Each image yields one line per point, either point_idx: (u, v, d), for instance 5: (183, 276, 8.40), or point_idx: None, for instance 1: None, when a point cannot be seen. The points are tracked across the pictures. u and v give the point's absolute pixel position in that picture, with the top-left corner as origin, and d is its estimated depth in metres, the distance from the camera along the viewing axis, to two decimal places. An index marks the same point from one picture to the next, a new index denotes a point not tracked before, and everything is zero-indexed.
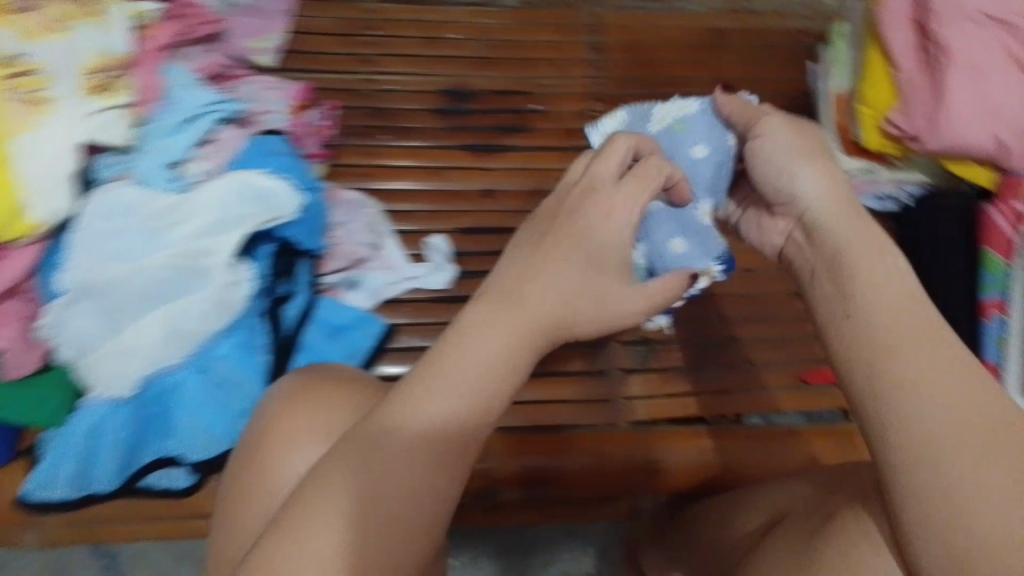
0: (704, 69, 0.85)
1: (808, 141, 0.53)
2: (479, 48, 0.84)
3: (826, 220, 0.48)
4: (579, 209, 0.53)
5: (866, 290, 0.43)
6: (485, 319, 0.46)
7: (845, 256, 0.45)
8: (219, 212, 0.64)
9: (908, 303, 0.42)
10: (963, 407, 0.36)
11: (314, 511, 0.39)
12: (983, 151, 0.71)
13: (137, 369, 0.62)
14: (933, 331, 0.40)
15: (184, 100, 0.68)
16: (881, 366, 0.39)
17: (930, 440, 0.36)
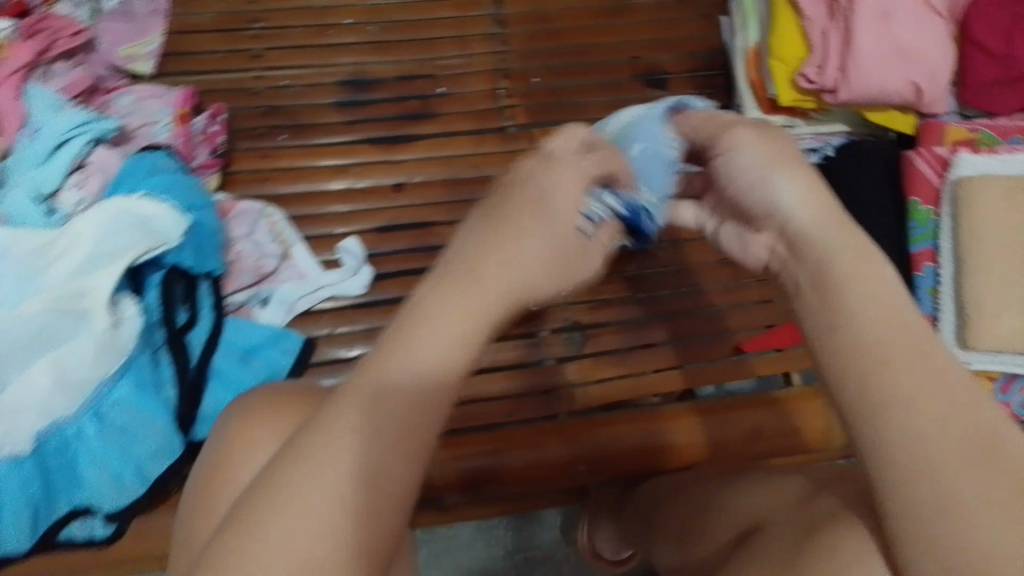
0: (614, 33, 0.81)
1: (776, 143, 0.42)
2: (374, 32, 0.78)
3: (819, 234, 0.39)
4: (523, 209, 0.38)
5: (849, 299, 0.36)
6: (446, 287, 0.35)
7: (834, 267, 0.37)
8: (94, 245, 0.58)
9: (899, 315, 0.36)
10: (965, 421, 0.32)
11: (275, 505, 0.30)
12: (901, 97, 0.70)
13: (29, 424, 0.56)
14: (926, 341, 0.35)
15: (49, 124, 0.62)
16: (873, 378, 0.34)
17: (938, 459, 0.31)
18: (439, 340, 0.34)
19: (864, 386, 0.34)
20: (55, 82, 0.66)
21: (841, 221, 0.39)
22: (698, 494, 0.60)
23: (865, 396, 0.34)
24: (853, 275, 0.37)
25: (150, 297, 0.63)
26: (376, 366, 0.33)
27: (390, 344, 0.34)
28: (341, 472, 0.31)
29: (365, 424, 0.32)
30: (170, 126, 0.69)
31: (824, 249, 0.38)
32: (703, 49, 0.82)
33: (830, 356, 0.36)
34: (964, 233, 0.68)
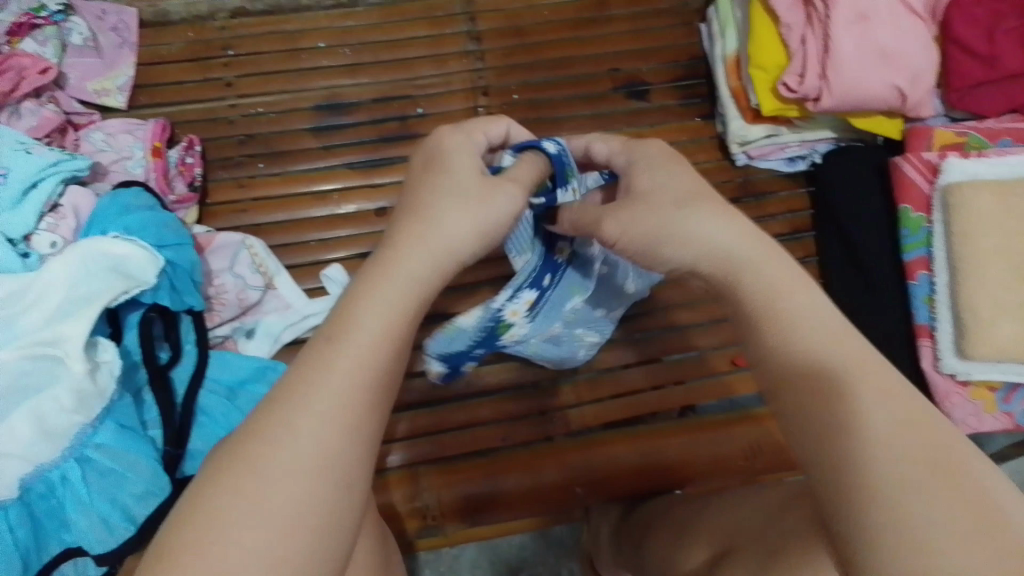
0: (592, 45, 0.80)
1: (667, 180, 0.45)
2: (348, 54, 0.76)
3: (737, 273, 0.41)
4: (435, 185, 0.44)
5: (782, 332, 0.38)
6: (366, 280, 0.41)
7: (754, 299, 0.40)
8: (68, 292, 0.57)
9: (841, 334, 0.37)
10: (905, 440, 0.32)
11: (221, 501, 0.31)
12: (886, 103, 0.68)
13: (14, 472, 0.55)
14: (871, 360, 0.36)
15: (17, 167, 0.60)
16: (818, 402, 0.35)
17: (872, 473, 0.32)
18: (368, 326, 0.38)
19: (804, 416, 0.36)
20: (23, 123, 0.66)
21: (757, 256, 0.41)
22: (682, 513, 0.59)
23: (803, 421, 0.36)
24: (777, 292, 0.40)
25: (130, 338, 0.62)
26: (302, 377, 0.36)
27: (331, 340, 0.38)
28: (285, 471, 0.33)
29: (308, 423, 0.34)
30: (145, 160, 0.68)
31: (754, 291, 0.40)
32: (684, 58, 0.80)
33: (773, 391, 0.38)
34: (956, 242, 0.66)
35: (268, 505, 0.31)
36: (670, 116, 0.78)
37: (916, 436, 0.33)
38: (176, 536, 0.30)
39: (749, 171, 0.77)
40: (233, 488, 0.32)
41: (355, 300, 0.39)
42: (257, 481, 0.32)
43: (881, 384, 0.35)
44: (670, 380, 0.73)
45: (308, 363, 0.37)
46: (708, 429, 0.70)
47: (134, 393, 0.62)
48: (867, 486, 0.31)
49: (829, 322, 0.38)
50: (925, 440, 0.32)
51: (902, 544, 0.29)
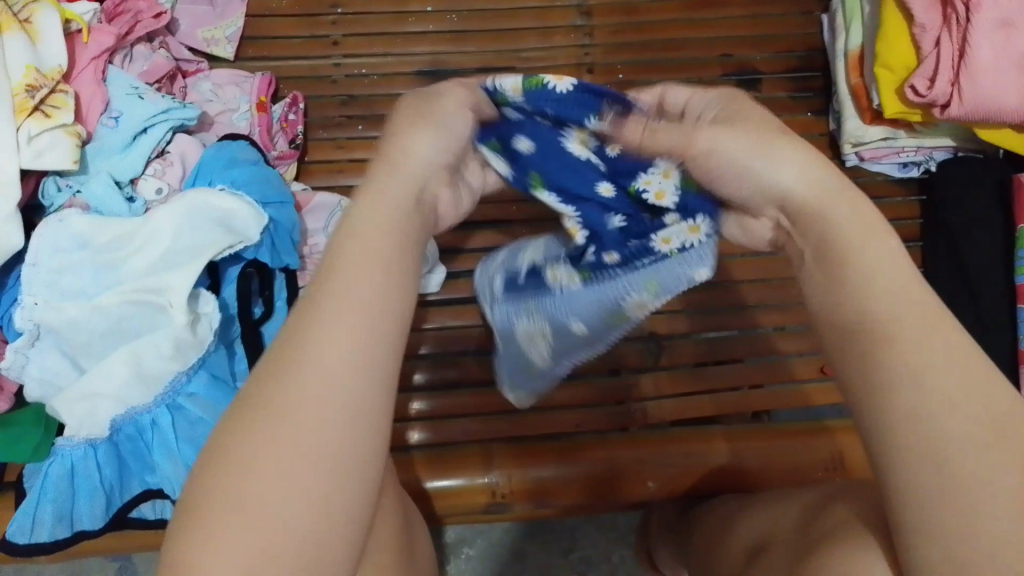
0: (705, 28, 0.77)
1: (759, 126, 0.38)
2: (455, 21, 0.75)
3: (817, 209, 0.36)
4: (446, 111, 0.39)
5: (853, 280, 0.34)
6: (358, 205, 0.36)
7: (832, 242, 0.35)
8: (174, 241, 0.57)
9: (910, 284, 0.34)
10: (964, 405, 0.31)
11: (250, 455, 0.29)
12: (1018, 116, 0.65)
13: (106, 410, 0.56)
14: (934, 316, 0.33)
15: (131, 111, 0.61)
16: (875, 357, 0.33)
17: (934, 443, 0.31)
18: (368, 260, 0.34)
19: (864, 372, 0.33)
20: (135, 66, 0.66)
21: (838, 198, 0.36)
22: (743, 510, 0.57)
23: (866, 378, 0.33)
24: (851, 242, 0.35)
25: (228, 292, 0.63)
26: (308, 319, 0.32)
27: (325, 274, 0.34)
28: (318, 421, 0.30)
29: (330, 357, 0.31)
30: (249, 114, 0.69)
31: (824, 239, 0.36)
32: (800, 49, 0.77)
33: (831, 342, 0.35)
34: None
35: (304, 451, 0.30)
36: (779, 107, 0.75)
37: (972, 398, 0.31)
38: (217, 499, 0.29)
39: (857, 173, 0.75)
40: (268, 439, 0.30)
41: (347, 234, 0.35)
42: (289, 429, 0.30)
43: (940, 341, 0.33)
44: (747, 383, 0.71)
45: (308, 310, 0.33)
46: (788, 437, 0.66)
47: (227, 345, 0.62)
48: (927, 453, 0.31)
49: (898, 262, 0.35)
50: (981, 401, 0.31)
51: (955, 520, 0.30)
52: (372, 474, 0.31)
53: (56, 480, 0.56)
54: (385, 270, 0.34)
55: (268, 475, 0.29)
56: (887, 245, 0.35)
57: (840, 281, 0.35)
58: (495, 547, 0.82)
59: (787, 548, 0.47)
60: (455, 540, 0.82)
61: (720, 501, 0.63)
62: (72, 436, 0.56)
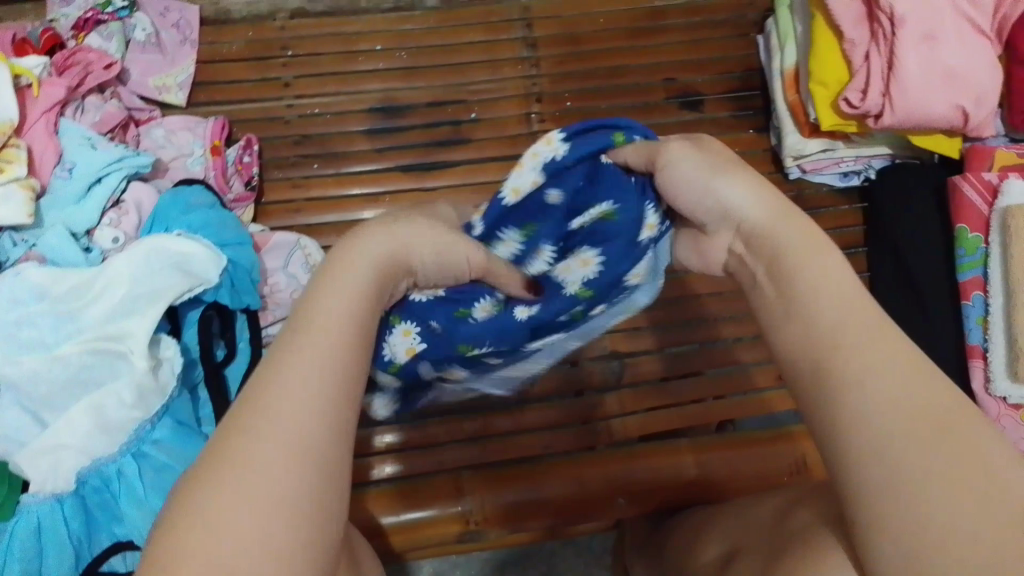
0: (647, 53, 0.79)
1: (709, 148, 0.43)
2: (404, 58, 0.77)
3: (765, 232, 0.39)
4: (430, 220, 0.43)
5: (809, 293, 0.36)
6: (326, 272, 0.37)
7: (782, 249, 0.38)
8: (130, 287, 0.58)
9: (858, 300, 0.35)
10: (912, 404, 0.31)
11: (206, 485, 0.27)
12: (948, 122, 0.68)
13: (70, 465, 0.56)
14: (877, 326, 0.34)
15: (84, 161, 0.62)
16: (827, 370, 0.33)
17: (884, 436, 0.30)
18: (327, 318, 0.34)
19: (815, 383, 0.34)
20: (88, 117, 0.66)
21: (791, 224, 0.39)
22: (712, 523, 0.58)
23: (819, 392, 0.33)
24: (791, 267, 0.37)
25: (189, 335, 0.63)
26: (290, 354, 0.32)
27: (293, 326, 0.34)
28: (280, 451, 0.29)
29: (281, 388, 0.31)
30: (204, 158, 0.70)
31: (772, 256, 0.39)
32: (740, 70, 0.80)
33: (789, 358, 0.36)
34: (1016, 263, 0.66)
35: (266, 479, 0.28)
36: (723, 127, 0.78)
37: (919, 397, 0.31)
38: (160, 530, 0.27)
39: (801, 184, 0.77)
40: (214, 467, 0.28)
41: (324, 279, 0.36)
42: (248, 459, 0.28)
43: (886, 345, 0.33)
44: (709, 395, 0.73)
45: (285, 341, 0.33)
46: (753, 445, 0.67)
47: (190, 390, 0.62)
48: (878, 450, 0.30)
49: (842, 273, 0.36)
50: (930, 403, 0.31)
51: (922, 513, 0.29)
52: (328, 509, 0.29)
53: (23, 539, 0.54)
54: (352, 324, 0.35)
55: (209, 503, 0.27)
56: (834, 261, 0.37)
57: (795, 289, 0.37)
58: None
59: (754, 557, 0.48)
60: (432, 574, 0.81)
61: (689, 514, 0.63)
62: (37, 492, 0.55)
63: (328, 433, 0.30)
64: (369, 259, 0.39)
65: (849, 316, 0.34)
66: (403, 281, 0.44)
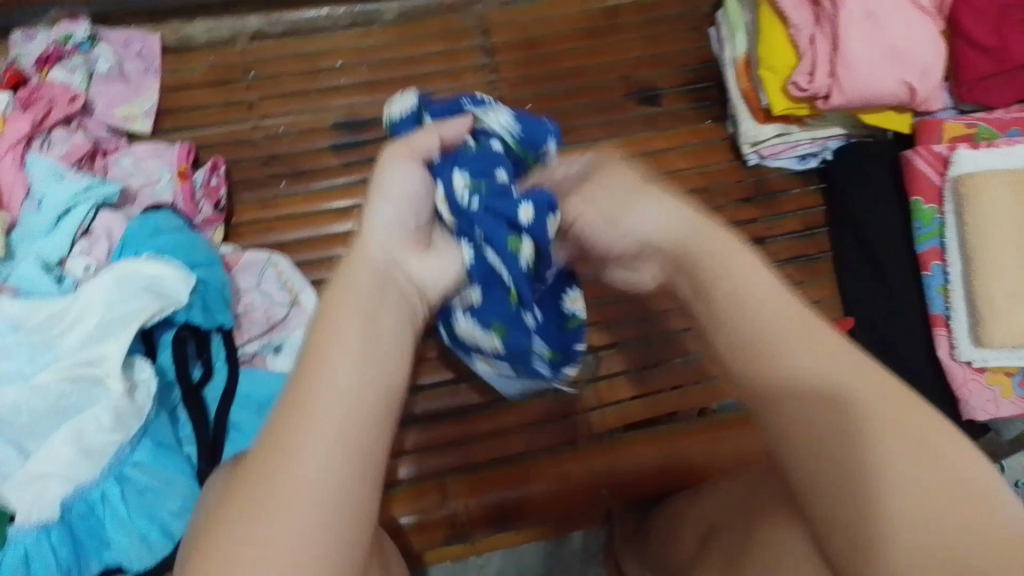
0: (603, 53, 0.81)
1: (614, 183, 0.43)
2: (366, 72, 0.78)
3: (692, 239, 0.40)
4: (395, 184, 0.41)
5: (734, 310, 0.37)
6: (333, 298, 0.36)
7: (702, 264, 0.39)
8: (103, 313, 0.59)
9: (782, 294, 0.37)
10: (860, 395, 0.33)
11: (255, 515, 0.29)
12: (895, 97, 0.70)
13: (55, 492, 0.56)
14: (799, 318, 0.36)
15: (51, 194, 0.63)
16: (767, 367, 0.35)
17: (846, 429, 0.33)
18: (345, 346, 0.34)
19: (757, 385, 0.35)
20: (55, 151, 0.68)
21: (712, 245, 0.39)
22: (688, 505, 0.59)
23: (768, 385, 0.35)
24: (713, 271, 0.38)
25: (164, 357, 0.64)
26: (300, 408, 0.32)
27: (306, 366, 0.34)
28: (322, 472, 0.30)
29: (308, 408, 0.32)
30: (172, 184, 0.71)
31: (704, 284, 0.38)
32: (695, 63, 0.82)
33: (735, 363, 0.36)
34: (972, 231, 0.68)
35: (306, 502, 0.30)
36: (681, 119, 0.80)
37: (865, 382, 0.33)
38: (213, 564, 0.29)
39: (760, 170, 0.78)
40: (260, 499, 0.30)
41: (330, 308, 0.36)
42: (290, 485, 0.30)
43: (816, 338, 0.35)
44: (687, 381, 0.74)
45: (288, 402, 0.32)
46: (729, 429, 0.68)
47: (170, 411, 0.63)
48: (840, 441, 0.32)
49: (757, 270, 0.38)
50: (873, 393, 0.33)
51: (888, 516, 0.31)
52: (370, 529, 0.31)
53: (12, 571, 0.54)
54: (366, 317, 0.36)
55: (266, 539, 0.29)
56: (749, 263, 0.38)
57: (724, 298, 0.37)
58: None
59: (727, 536, 0.49)
60: None
61: (668, 498, 0.64)
62: (23, 523, 0.55)
63: (366, 447, 0.32)
64: (366, 275, 0.38)
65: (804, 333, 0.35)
66: (414, 257, 0.42)
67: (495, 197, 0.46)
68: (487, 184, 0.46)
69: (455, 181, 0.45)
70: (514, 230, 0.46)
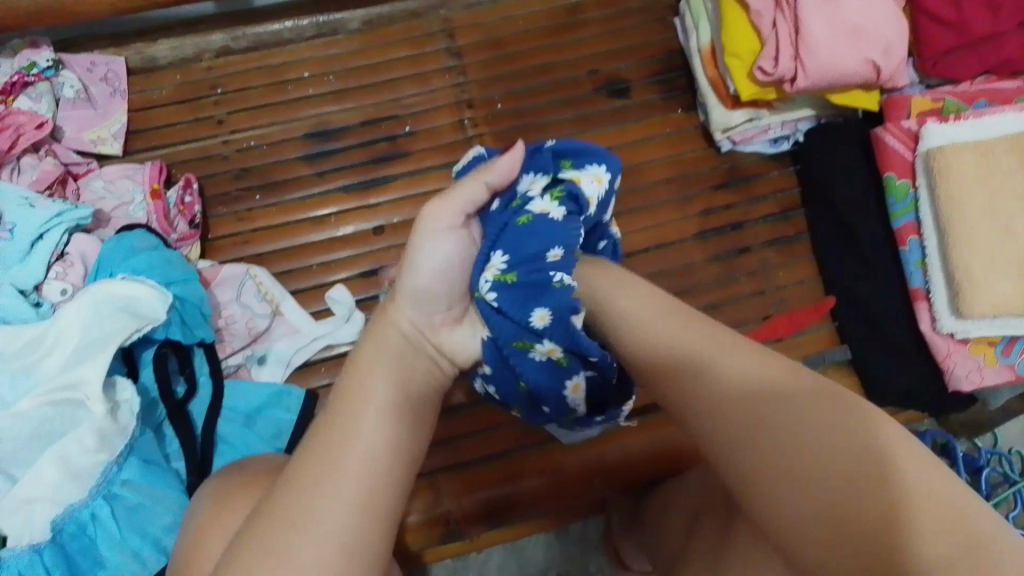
0: (569, 49, 0.81)
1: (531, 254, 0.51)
2: (333, 81, 0.78)
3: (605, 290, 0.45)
4: (428, 254, 0.44)
5: (635, 334, 0.42)
6: (356, 368, 0.41)
7: (592, 305, 0.45)
8: (81, 336, 0.59)
9: (672, 313, 0.42)
10: (756, 379, 0.36)
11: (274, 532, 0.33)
12: (860, 76, 0.70)
13: (44, 516, 0.55)
14: (687, 326, 0.41)
15: (23, 221, 0.63)
16: (672, 377, 0.39)
17: (750, 414, 0.35)
18: (359, 396, 0.39)
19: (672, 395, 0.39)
20: (25, 177, 0.68)
21: (598, 278, 0.46)
22: (676, 490, 0.59)
23: (676, 396, 0.39)
24: (602, 296, 0.45)
25: (146, 376, 0.64)
26: (324, 456, 0.36)
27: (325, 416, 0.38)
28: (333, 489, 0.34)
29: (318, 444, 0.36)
30: (145, 203, 0.71)
31: (591, 311, 0.45)
32: (662, 53, 0.82)
33: (652, 377, 0.40)
34: (945, 203, 0.68)
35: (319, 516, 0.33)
36: (651, 109, 0.80)
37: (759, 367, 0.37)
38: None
39: (733, 156, 0.79)
40: (276, 518, 0.33)
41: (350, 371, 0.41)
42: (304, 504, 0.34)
43: (700, 343, 0.39)
44: None
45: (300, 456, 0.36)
46: None
47: (155, 428, 0.63)
48: (754, 426, 0.35)
49: (644, 293, 0.44)
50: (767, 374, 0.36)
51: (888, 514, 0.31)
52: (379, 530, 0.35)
53: None
54: (399, 392, 0.40)
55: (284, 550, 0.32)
56: (635, 289, 0.44)
57: (626, 321, 0.43)
58: None
59: (715, 517, 0.49)
60: None
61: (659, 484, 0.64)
62: (14, 547, 0.54)
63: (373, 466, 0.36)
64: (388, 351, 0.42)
65: (727, 343, 0.39)
66: (439, 325, 0.46)
67: (522, 296, 0.44)
68: (518, 277, 0.44)
69: (485, 267, 0.45)
70: (527, 335, 0.45)
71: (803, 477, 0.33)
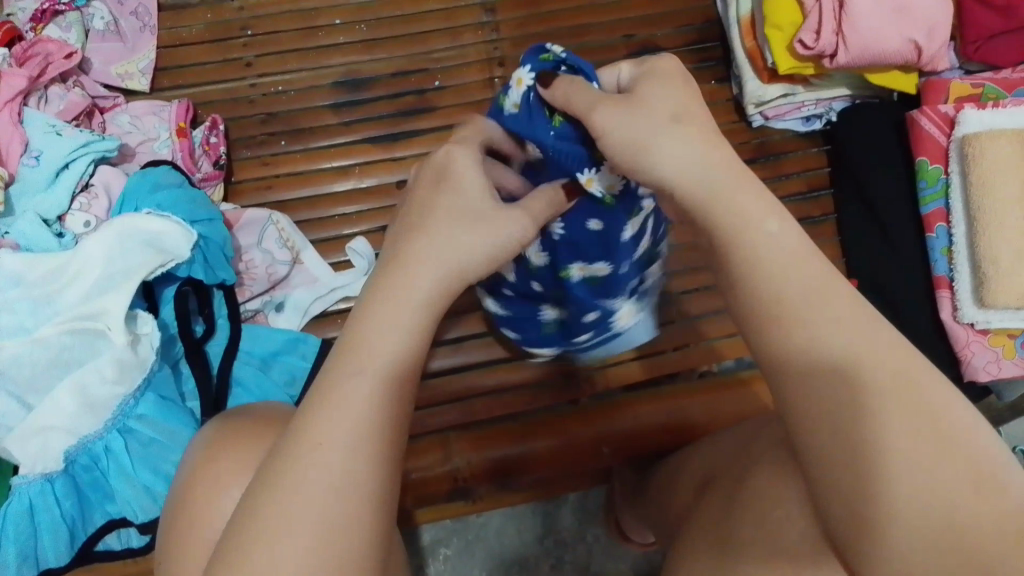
0: (607, 11, 0.79)
1: (643, 120, 0.37)
2: (365, 31, 0.77)
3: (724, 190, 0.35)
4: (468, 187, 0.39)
5: (746, 257, 0.35)
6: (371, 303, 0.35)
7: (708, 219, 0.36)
8: (104, 267, 0.59)
9: (801, 253, 0.35)
10: (867, 359, 0.32)
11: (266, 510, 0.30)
12: (900, 56, 0.69)
13: (58, 445, 0.57)
14: (809, 267, 0.34)
15: (50, 150, 0.63)
16: (766, 325, 0.34)
17: (839, 389, 0.32)
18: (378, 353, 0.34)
19: (760, 331, 0.35)
20: (52, 107, 0.67)
21: (726, 176, 0.36)
22: (686, 458, 0.59)
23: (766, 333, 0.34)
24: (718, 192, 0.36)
25: (166, 312, 0.64)
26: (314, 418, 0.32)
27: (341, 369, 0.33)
28: (332, 463, 0.31)
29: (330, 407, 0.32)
30: (170, 141, 0.70)
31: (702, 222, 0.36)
32: (699, 21, 0.80)
33: (737, 305, 0.35)
34: (976, 190, 0.67)
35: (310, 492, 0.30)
36: None
37: (870, 343, 0.33)
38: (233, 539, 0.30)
39: (765, 131, 0.77)
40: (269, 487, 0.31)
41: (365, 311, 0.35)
42: (301, 474, 0.31)
43: (822, 293, 0.34)
44: None
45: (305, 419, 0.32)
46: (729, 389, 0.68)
47: (173, 364, 0.64)
48: (845, 402, 0.32)
49: (766, 211, 0.36)
50: (880, 355, 0.33)
51: (875, 523, 0.32)
52: (371, 509, 0.31)
53: (18, 521, 0.56)
54: (406, 332, 0.34)
55: (271, 524, 0.30)
56: (761, 202, 0.36)
57: (737, 248, 0.35)
58: (473, 544, 0.79)
59: (724, 487, 0.48)
60: (432, 541, 0.79)
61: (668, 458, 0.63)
62: (28, 473, 0.56)
63: (370, 435, 0.32)
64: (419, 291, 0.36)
65: (808, 292, 0.34)
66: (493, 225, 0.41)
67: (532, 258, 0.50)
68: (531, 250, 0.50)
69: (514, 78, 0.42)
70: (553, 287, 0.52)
71: (856, 465, 0.32)
